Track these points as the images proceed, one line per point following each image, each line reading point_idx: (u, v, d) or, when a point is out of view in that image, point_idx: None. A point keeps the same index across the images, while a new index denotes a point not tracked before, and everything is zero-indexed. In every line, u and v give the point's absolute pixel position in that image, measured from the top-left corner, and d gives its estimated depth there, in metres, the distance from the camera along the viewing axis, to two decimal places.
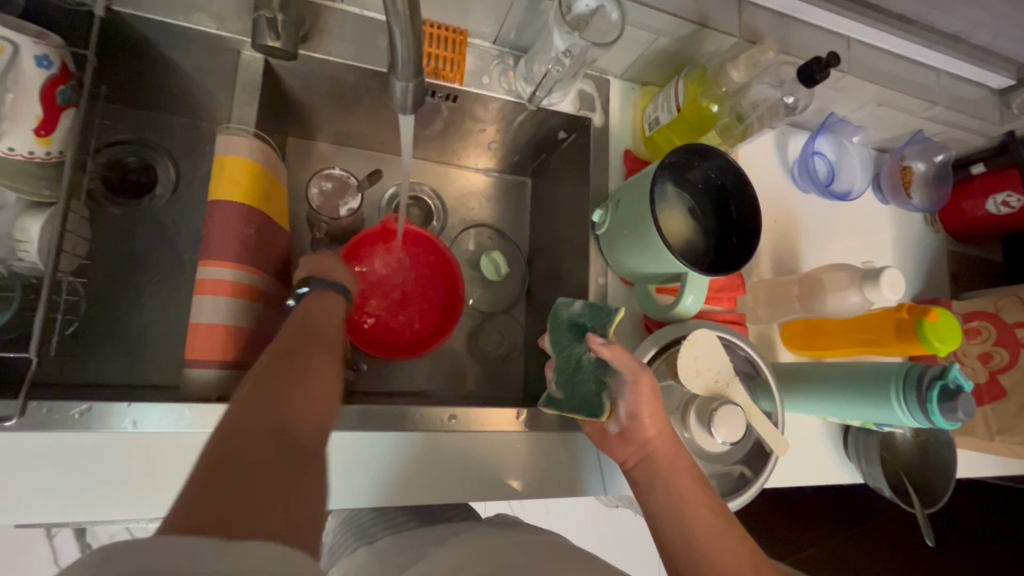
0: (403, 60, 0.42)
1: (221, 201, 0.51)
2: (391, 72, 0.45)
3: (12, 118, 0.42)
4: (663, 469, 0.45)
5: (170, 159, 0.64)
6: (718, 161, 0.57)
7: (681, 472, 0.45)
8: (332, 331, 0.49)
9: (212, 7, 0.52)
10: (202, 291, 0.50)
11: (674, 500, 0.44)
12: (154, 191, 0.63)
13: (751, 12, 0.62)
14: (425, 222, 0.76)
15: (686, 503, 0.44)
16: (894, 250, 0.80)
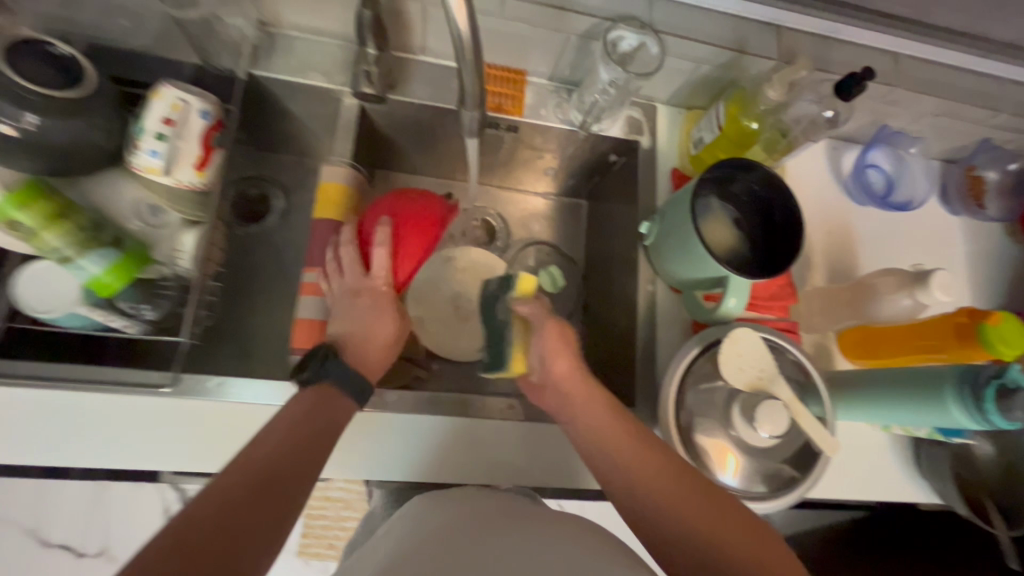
0: (470, 93, 0.51)
1: (324, 219, 0.64)
2: (461, 105, 0.54)
3: (181, 156, 0.55)
4: (577, 408, 0.52)
5: (282, 191, 0.78)
6: (758, 173, 0.61)
7: (595, 403, 0.51)
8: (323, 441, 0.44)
9: (323, 67, 0.65)
10: (304, 292, 0.61)
11: (598, 432, 0.50)
12: (265, 220, 0.76)
13: (791, 36, 0.65)
14: (490, 241, 0.84)
15: (624, 448, 0.48)
16: (967, 260, 0.78)
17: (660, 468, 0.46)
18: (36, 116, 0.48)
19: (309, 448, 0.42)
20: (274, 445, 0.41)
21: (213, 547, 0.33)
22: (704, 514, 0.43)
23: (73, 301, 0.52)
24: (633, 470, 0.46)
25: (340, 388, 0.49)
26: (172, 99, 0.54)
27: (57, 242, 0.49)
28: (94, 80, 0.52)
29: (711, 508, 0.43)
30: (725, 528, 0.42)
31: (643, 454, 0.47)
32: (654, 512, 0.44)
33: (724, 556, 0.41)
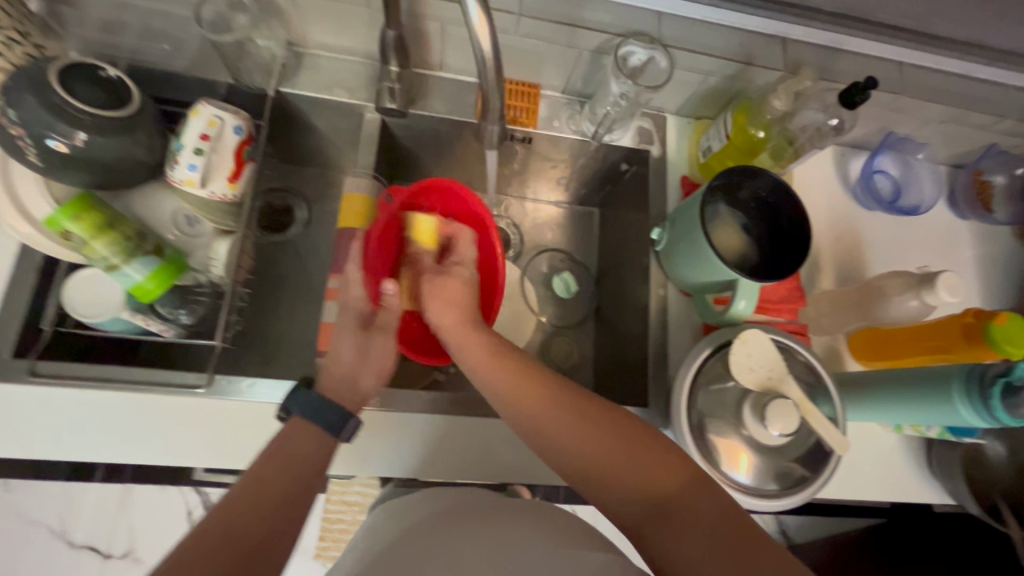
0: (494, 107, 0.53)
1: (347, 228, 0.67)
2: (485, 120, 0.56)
3: (216, 169, 0.59)
4: (459, 347, 0.55)
5: (306, 202, 0.82)
6: (764, 179, 0.63)
7: (473, 342, 0.55)
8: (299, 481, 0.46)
9: (349, 84, 0.69)
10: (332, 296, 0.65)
11: (487, 380, 0.52)
12: (289, 230, 0.80)
13: (796, 47, 0.68)
14: (504, 249, 0.86)
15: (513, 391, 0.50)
16: (976, 263, 0.79)
17: (549, 402, 0.49)
18: (86, 133, 0.51)
19: (286, 492, 0.44)
20: (248, 498, 0.43)
21: None
22: (594, 435, 0.46)
23: (117, 306, 0.56)
24: (518, 405, 0.50)
25: (319, 424, 0.50)
26: (209, 115, 0.58)
27: (104, 252, 0.52)
28: (138, 98, 0.56)
29: (603, 430, 0.47)
30: (607, 445, 0.46)
31: (528, 391, 0.50)
32: (555, 446, 0.47)
33: (611, 469, 0.45)
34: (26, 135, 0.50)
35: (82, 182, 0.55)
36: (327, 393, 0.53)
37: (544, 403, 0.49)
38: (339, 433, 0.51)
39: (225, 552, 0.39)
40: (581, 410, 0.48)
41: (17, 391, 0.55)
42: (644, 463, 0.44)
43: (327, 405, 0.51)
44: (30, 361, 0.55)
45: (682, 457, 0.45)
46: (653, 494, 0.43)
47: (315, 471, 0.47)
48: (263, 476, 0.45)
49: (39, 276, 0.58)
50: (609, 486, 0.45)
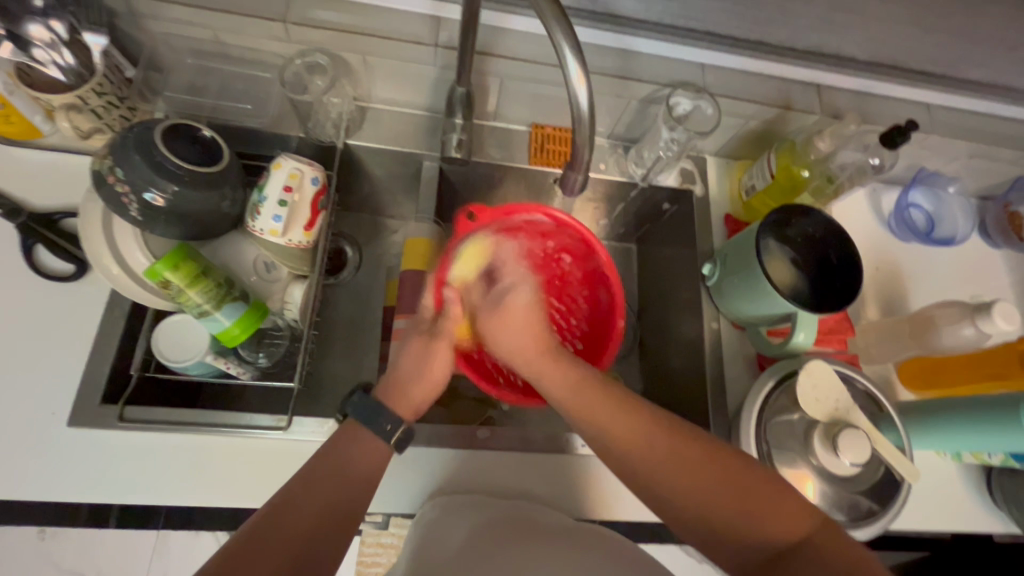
0: (583, 158, 0.53)
1: (409, 270, 0.69)
2: (567, 169, 0.56)
3: (295, 219, 0.61)
4: (546, 358, 0.57)
5: (355, 245, 0.81)
6: (814, 217, 0.66)
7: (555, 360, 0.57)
8: (356, 474, 0.49)
9: (411, 136, 0.74)
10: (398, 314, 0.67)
11: (585, 409, 0.53)
12: (342, 273, 0.79)
13: (831, 92, 0.72)
14: None
15: (615, 423, 0.51)
16: (1013, 290, 0.81)
17: (642, 431, 0.50)
18: (178, 186, 0.54)
19: (337, 476, 0.48)
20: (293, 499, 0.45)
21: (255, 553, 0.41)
22: (706, 477, 0.47)
23: (202, 351, 0.58)
24: (610, 436, 0.51)
25: (371, 430, 0.51)
26: (290, 168, 0.60)
27: (199, 298, 0.55)
28: (228, 156, 0.59)
29: (708, 469, 0.48)
30: (713, 485, 0.47)
31: (626, 423, 0.51)
32: (651, 481, 0.49)
33: (713, 512, 0.47)
34: (130, 192, 0.53)
35: (177, 234, 0.57)
36: (379, 396, 0.54)
37: (638, 441, 0.50)
38: (389, 438, 0.52)
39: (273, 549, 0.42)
40: (676, 444, 0.49)
41: (105, 437, 0.56)
42: (761, 507, 0.46)
43: (379, 407, 0.52)
44: (117, 408, 0.56)
45: (798, 502, 0.46)
46: (775, 543, 0.45)
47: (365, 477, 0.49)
48: (307, 481, 0.47)
49: (127, 323, 0.60)
50: (726, 530, 0.47)
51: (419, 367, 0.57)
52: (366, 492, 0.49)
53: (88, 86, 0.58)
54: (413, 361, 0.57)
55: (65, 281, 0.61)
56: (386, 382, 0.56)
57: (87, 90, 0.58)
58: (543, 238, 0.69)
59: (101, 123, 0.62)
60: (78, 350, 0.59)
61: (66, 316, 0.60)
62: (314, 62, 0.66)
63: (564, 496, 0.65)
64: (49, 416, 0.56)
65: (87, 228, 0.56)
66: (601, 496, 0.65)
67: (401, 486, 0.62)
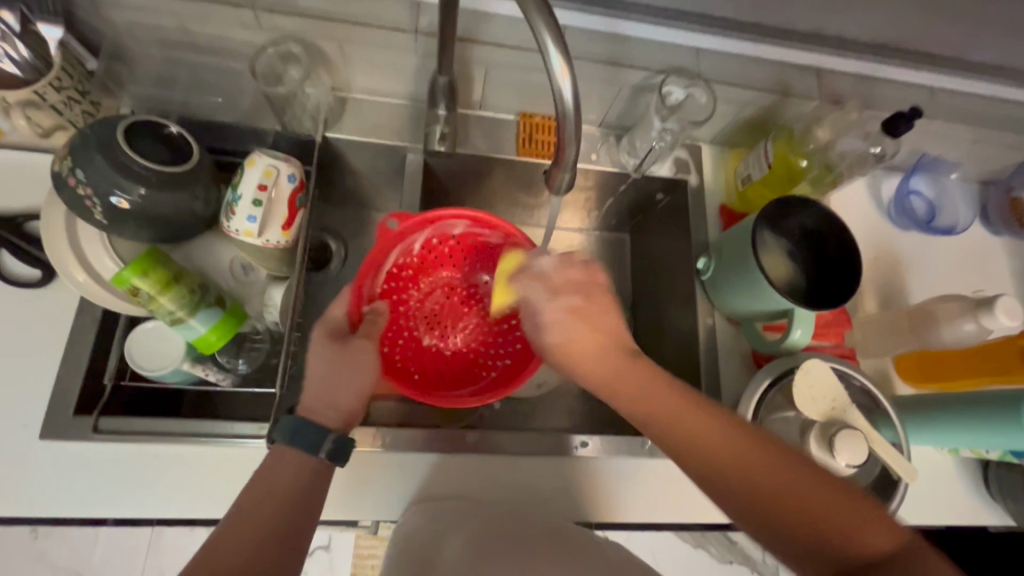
0: (569, 157, 0.50)
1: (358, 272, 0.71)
2: (553, 168, 0.53)
3: (273, 219, 0.58)
4: (597, 369, 0.50)
5: (340, 238, 0.78)
6: (812, 209, 0.64)
7: (638, 369, 0.49)
8: (292, 487, 0.45)
9: (393, 127, 0.71)
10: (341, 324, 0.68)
11: (630, 393, 0.48)
12: (329, 267, 0.76)
13: (831, 77, 0.69)
14: None
15: (662, 404, 0.46)
16: (1013, 279, 0.80)
17: (703, 422, 0.45)
18: (145, 189, 0.51)
19: (273, 494, 0.44)
20: (231, 529, 0.42)
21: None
22: (784, 480, 0.41)
23: (178, 359, 0.55)
24: (658, 419, 0.46)
25: (300, 446, 0.46)
26: (264, 165, 0.57)
27: (171, 305, 0.53)
28: (199, 153, 0.56)
29: (797, 477, 0.41)
30: (792, 491, 0.41)
31: (663, 406, 0.46)
32: (710, 473, 0.43)
33: (794, 520, 0.40)
34: (92, 194, 0.50)
35: (147, 237, 0.55)
36: (305, 413, 0.49)
37: (723, 449, 0.43)
38: (317, 452, 0.47)
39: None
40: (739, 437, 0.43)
41: (78, 449, 0.55)
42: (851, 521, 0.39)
43: (305, 424, 0.47)
44: (92, 419, 0.54)
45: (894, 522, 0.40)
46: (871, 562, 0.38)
47: (305, 490, 0.46)
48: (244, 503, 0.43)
49: (99, 330, 0.58)
50: (813, 548, 0.40)
51: (332, 380, 0.51)
52: (309, 515, 0.45)
53: (44, 81, 0.54)
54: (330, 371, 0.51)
55: (31, 287, 0.58)
56: (307, 393, 0.50)
57: (44, 85, 0.54)
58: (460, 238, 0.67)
59: (64, 120, 0.59)
60: (50, 358, 0.57)
61: (35, 324, 0.58)
62: (287, 51, 0.62)
63: (558, 499, 0.64)
64: (20, 428, 0.54)
65: (51, 233, 0.53)
66: (594, 497, 0.64)
67: (388, 492, 0.61)
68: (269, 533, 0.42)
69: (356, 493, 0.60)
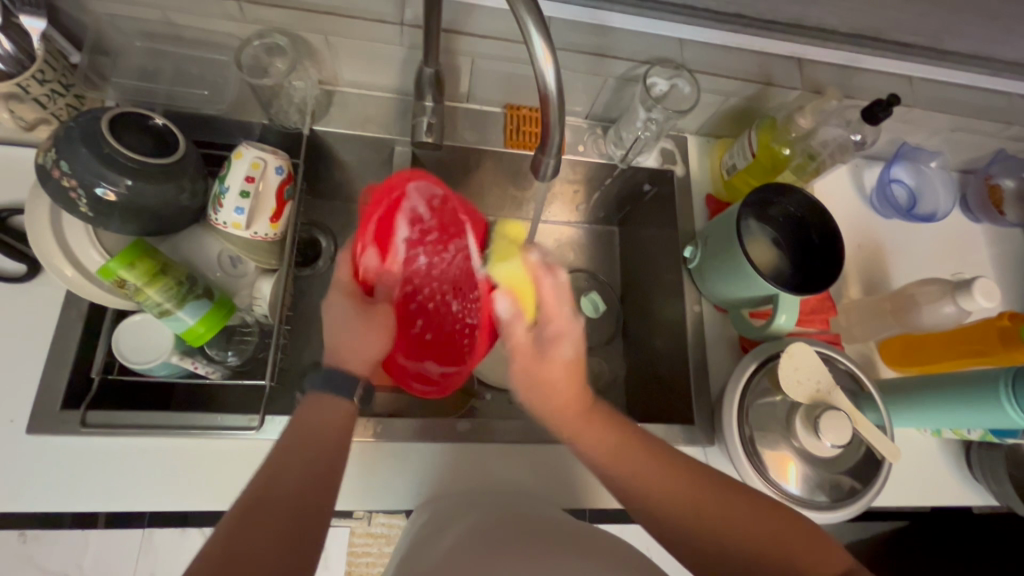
0: (553, 142, 0.51)
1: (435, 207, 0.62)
2: (538, 154, 0.54)
3: (259, 210, 0.58)
4: (574, 425, 0.55)
5: (330, 235, 0.77)
6: (794, 196, 0.65)
7: (587, 424, 0.55)
8: (332, 429, 0.48)
9: (380, 119, 0.71)
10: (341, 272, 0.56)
11: (598, 463, 0.53)
12: (317, 263, 0.75)
13: (812, 67, 0.70)
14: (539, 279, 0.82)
15: (634, 467, 0.51)
16: (992, 265, 0.81)
17: (663, 475, 0.51)
18: (131, 180, 0.51)
19: (317, 432, 0.47)
20: (282, 465, 0.44)
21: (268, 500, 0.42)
22: (740, 528, 0.48)
23: (166, 351, 0.55)
24: (620, 474, 0.52)
25: (331, 393, 0.50)
26: (252, 158, 0.56)
27: (158, 296, 0.52)
28: (185, 145, 0.55)
29: (736, 505, 0.49)
30: (749, 521, 0.48)
31: (634, 468, 0.51)
32: (664, 521, 0.49)
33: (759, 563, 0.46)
34: (78, 186, 0.50)
35: (134, 230, 0.54)
36: (331, 363, 0.51)
37: (675, 495, 0.50)
38: (350, 396, 0.51)
39: (275, 516, 0.41)
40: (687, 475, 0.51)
41: (67, 445, 0.54)
42: (789, 545, 0.46)
43: (335, 371, 0.51)
44: (79, 414, 0.54)
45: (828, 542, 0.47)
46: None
47: (342, 432, 0.49)
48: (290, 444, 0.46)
49: (87, 324, 0.57)
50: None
51: (353, 330, 0.53)
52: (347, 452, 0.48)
53: (28, 73, 0.54)
54: (347, 326, 0.53)
55: (16, 282, 0.58)
56: (328, 343, 0.53)
57: (27, 77, 0.54)
58: (435, 208, 0.62)
59: (47, 113, 0.59)
60: (36, 354, 0.56)
61: (21, 320, 0.57)
62: (272, 44, 0.62)
63: (551, 487, 0.64)
64: (7, 424, 0.54)
65: (37, 227, 0.53)
66: (587, 485, 0.65)
67: (379, 482, 0.61)
68: (312, 475, 0.45)
69: (348, 484, 0.60)
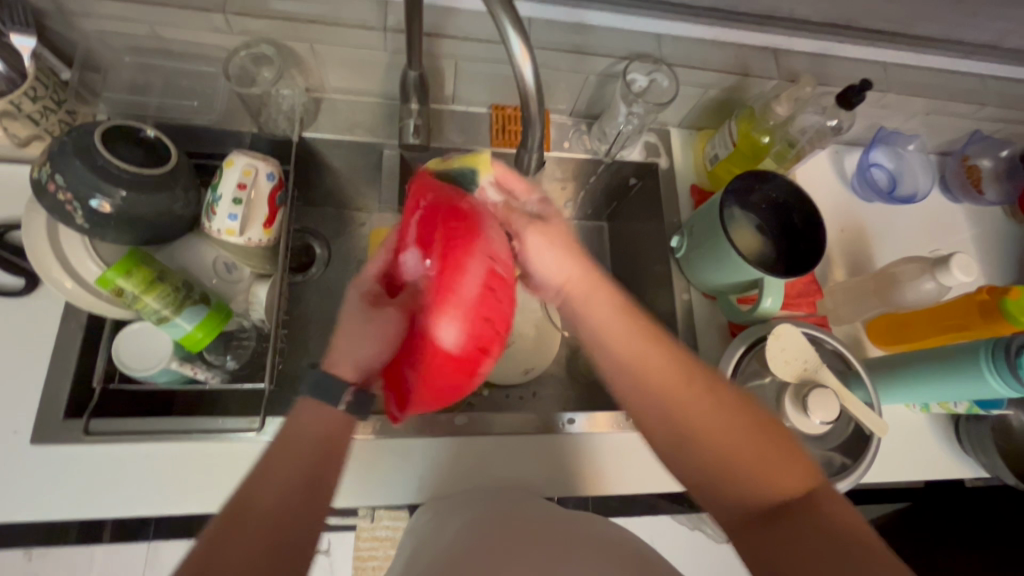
0: (534, 137, 0.53)
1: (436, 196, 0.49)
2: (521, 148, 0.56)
3: (251, 216, 0.59)
4: (605, 323, 0.50)
5: (325, 241, 0.79)
6: (775, 182, 0.66)
7: (599, 299, 0.51)
8: (316, 436, 0.46)
9: (369, 125, 0.72)
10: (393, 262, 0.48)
11: (611, 341, 0.50)
12: (310, 269, 0.76)
13: (788, 56, 0.72)
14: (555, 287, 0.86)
15: (640, 355, 0.48)
16: (974, 243, 0.83)
17: (685, 388, 0.47)
18: (125, 191, 0.52)
19: (298, 438, 0.46)
20: (262, 476, 0.43)
21: (246, 513, 0.41)
22: (734, 449, 0.45)
23: (166, 357, 0.56)
24: (630, 367, 0.49)
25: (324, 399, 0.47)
26: (244, 164, 0.58)
27: (156, 304, 0.53)
28: (177, 156, 0.57)
29: (727, 425, 0.46)
30: (728, 440, 0.46)
31: (651, 359, 0.48)
32: (672, 432, 0.47)
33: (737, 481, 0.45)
34: (73, 199, 0.51)
35: (129, 240, 0.55)
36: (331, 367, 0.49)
37: (692, 413, 0.46)
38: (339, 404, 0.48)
39: (254, 527, 0.40)
40: (712, 406, 0.46)
41: (69, 454, 0.55)
42: (765, 468, 0.44)
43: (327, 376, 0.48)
44: (82, 422, 0.54)
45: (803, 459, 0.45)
46: (780, 510, 0.43)
47: (327, 439, 0.46)
48: (269, 455, 0.44)
49: (86, 335, 0.58)
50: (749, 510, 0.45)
51: (357, 332, 0.50)
52: (334, 457, 0.46)
53: (20, 91, 0.55)
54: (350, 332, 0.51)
55: (16, 297, 0.59)
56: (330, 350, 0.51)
57: (19, 95, 0.55)
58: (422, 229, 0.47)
59: (40, 130, 0.60)
60: (37, 367, 0.57)
61: (23, 332, 0.58)
62: (259, 53, 0.64)
63: (549, 476, 0.65)
64: (11, 435, 0.55)
65: (33, 241, 0.54)
66: (585, 474, 0.66)
67: (381, 477, 0.62)
68: (296, 484, 0.43)
69: (350, 481, 0.61)
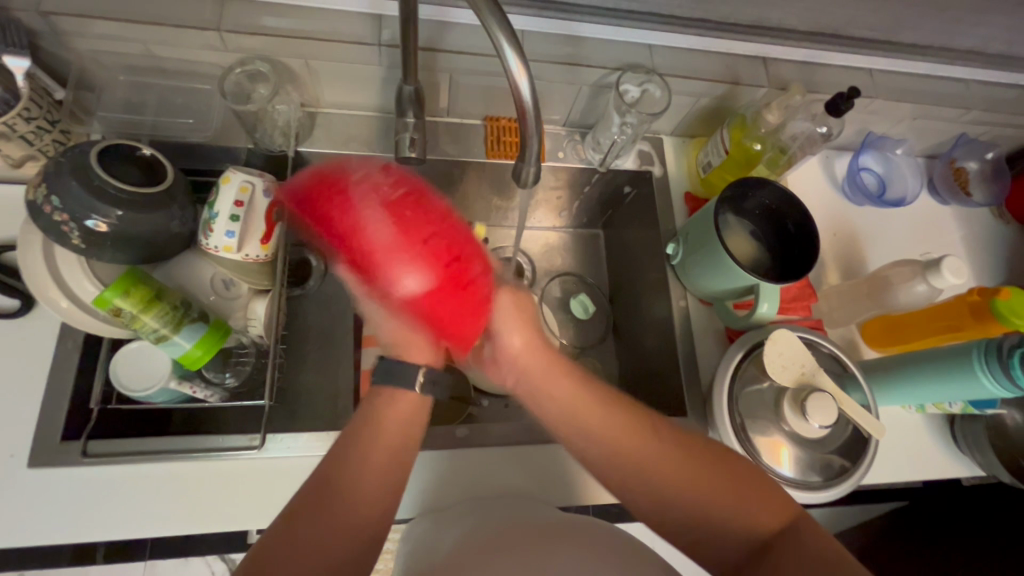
0: (530, 151, 0.53)
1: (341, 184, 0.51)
2: (517, 163, 0.56)
3: (249, 232, 0.59)
4: (547, 377, 0.51)
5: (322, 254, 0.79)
6: (768, 188, 0.67)
7: (556, 379, 0.51)
8: (399, 422, 0.48)
9: (365, 138, 0.72)
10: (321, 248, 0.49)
11: (552, 404, 0.50)
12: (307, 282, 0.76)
13: (776, 65, 0.73)
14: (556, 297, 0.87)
15: (579, 409, 0.49)
16: (964, 244, 0.84)
17: (639, 438, 0.48)
18: (122, 211, 0.52)
19: (386, 422, 0.47)
20: (347, 453, 0.46)
21: (331, 489, 0.44)
22: (703, 494, 0.46)
23: (164, 376, 0.56)
24: (580, 425, 0.49)
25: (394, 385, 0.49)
26: (240, 182, 0.58)
27: (155, 323, 0.53)
28: (173, 174, 0.57)
29: (684, 471, 0.47)
30: (694, 485, 0.47)
31: (602, 421, 0.49)
32: (625, 480, 0.48)
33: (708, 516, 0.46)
34: (69, 220, 0.50)
35: (126, 259, 0.55)
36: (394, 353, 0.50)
37: (644, 460, 0.47)
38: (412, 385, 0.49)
39: (338, 507, 0.43)
40: (681, 448, 0.48)
41: (67, 476, 0.54)
42: (737, 504, 0.46)
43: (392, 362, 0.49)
44: (81, 444, 0.55)
45: (780, 492, 0.48)
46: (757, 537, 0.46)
47: (409, 426, 0.48)
48: (354, 434, 0.47)
49: (83, 355, 0.58)
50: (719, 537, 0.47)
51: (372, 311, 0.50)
52: (410, 446, 0.48)
53: (14, 112, 0.55)
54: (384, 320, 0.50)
55: (12, 318, 0.58)
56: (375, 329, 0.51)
57: (13, 115, 0.55)
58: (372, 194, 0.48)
59: (35, 149, 0.60)
60: (32, 389, 0.57)
61: (19, 353, 0.58)
62: (254, 70, 0.64)
63: (551, 486, 0.65)
64: (7, 458, 0.54)
65: (29, 261, 0.54)
66: (586, 483, 0.66)
67: None
68: (381, 467, 0.46)
69: None
